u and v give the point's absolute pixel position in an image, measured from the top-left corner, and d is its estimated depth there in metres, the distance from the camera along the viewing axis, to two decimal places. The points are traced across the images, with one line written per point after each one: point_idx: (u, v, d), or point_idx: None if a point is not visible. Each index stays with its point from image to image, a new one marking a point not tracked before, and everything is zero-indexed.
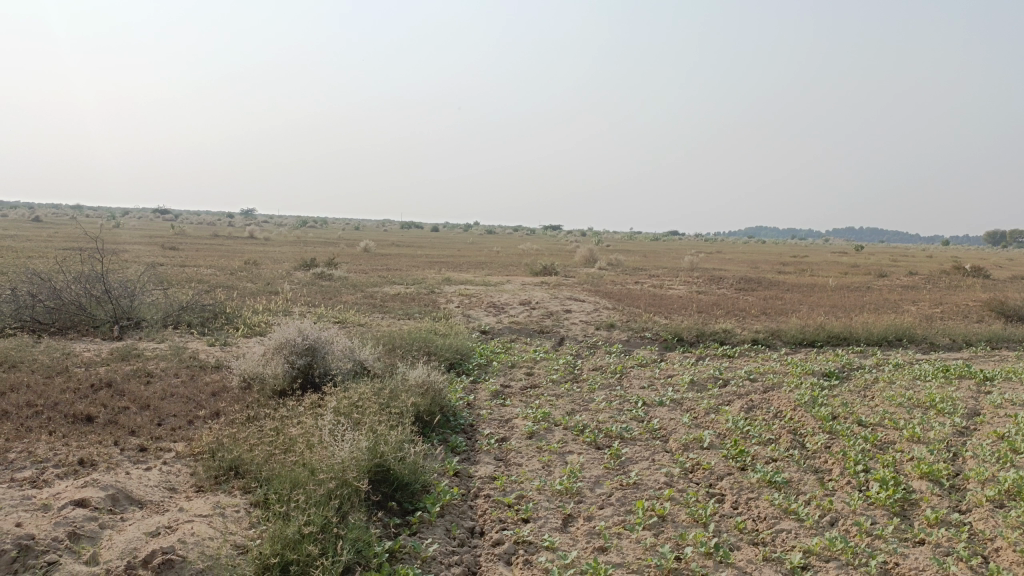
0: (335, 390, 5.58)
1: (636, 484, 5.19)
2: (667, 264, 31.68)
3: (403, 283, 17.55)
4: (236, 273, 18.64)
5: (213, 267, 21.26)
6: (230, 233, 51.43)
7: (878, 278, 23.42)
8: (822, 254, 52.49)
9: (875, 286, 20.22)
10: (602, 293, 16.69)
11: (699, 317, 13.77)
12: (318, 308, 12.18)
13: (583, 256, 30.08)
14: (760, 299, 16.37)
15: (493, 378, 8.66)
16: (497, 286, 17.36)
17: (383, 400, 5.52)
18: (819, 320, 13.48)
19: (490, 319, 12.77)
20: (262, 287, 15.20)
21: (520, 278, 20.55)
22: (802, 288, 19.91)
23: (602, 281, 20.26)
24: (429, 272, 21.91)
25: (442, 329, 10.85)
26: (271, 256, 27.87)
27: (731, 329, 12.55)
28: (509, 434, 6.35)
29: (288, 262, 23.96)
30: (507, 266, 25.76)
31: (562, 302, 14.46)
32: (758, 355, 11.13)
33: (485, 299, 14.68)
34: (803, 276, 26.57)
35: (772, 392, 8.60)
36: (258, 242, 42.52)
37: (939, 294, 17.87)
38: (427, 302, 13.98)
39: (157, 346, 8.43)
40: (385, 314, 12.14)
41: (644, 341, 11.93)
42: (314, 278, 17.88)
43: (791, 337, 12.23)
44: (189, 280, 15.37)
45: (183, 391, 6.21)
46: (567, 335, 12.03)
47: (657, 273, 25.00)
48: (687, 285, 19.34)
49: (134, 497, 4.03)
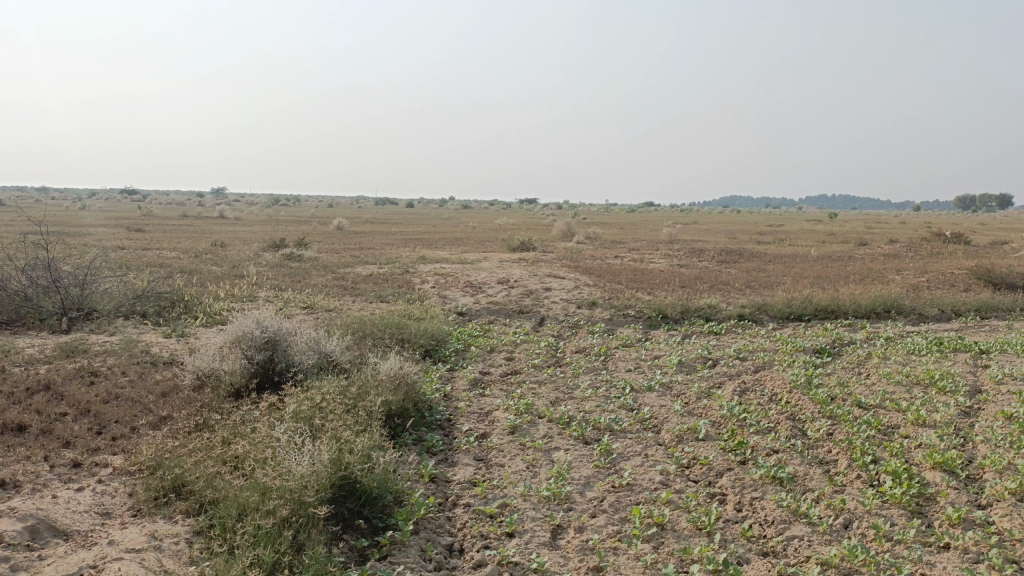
0: (295, 389, 5.03)
1: (631, 486, 4.74)
2: (646, 236, 31.31)
3: (376, 263, 16.95)
4: (202, 256, 17.90)
5: (178, 249, 20.47)
6: (200, 213, 50.22)
7: (858, 247, 23.14)
8: (798, 223, 52.53)
9: (857, 255, 19.96)
10: (581, 269, 16.21)
11: (682, 292, 13.35)
12: (286, 293, 11.57)
13: (560, 231, 29.57)
14: (744, 272, 15.97)
15: (472, 365, 8.16)
16: (474, 264, 16.83)
17: (349, 400, 4.99)
18: (806, 292, 13.11)
19: (467, 299, 12.25)
20: (228, 271, 14.53)
21: (498, 254, 20.02)
22: (784, 258, 19.60)
23: (582, 256, 19.80)
24: (404, 251, 21.30)
25: (417, 312, 10.31)
26: (240, 237, 27.04)
27: (716, 304, 12.14)
28: (490, 429, 5.87)
29: (257, 243, 23.19)
30: (484, 243, 25.21)
31: (541, 280, 13.96)
32: (746, 331, 10.72)
33: (461, 278, 14.15)
34: (784, 246, 26.36)
35: (765, 372, 8.19)
36: (229, 222, 41.47)
37: (923, 262, 17.60)
38: (401, 283, 13.41)
39: (107, 340, 7.81)
40: (356, 298, 11.56)
41: (628, 319, 11.49)
42: (283, 259, 17.20)
43: (778, 312, 11.84)
44: (150, 265, 14.65)
45: (129, 394, 5.63)
46: (547, 315, 11.55)
47: (636, 246, 24.59)
48: (668, 258, 18.95)
49: (58, 528, 3.46)
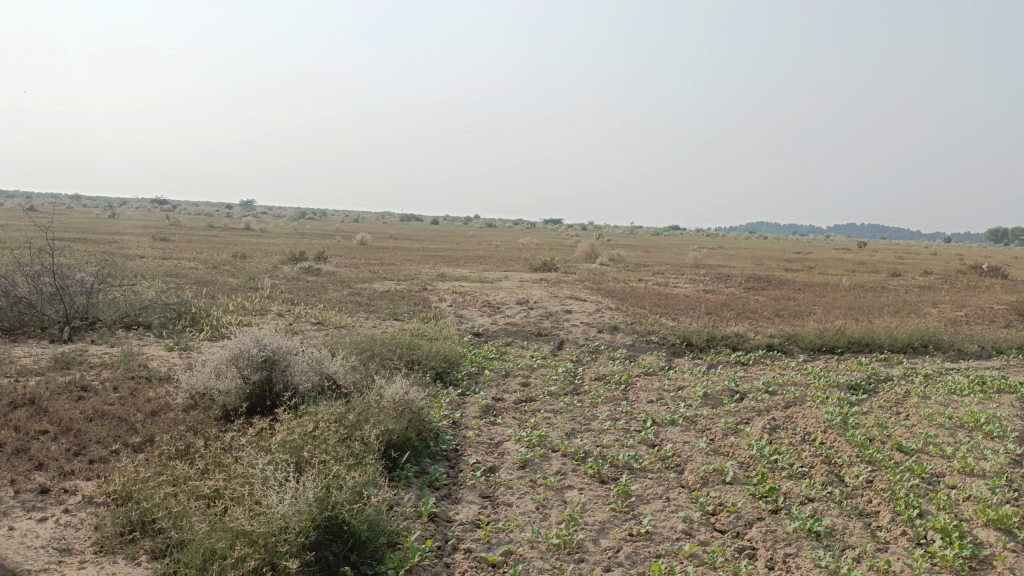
0: (289, 414, 4.65)
1: (650, 535, 4.30)
2: (670, 260, 30.83)
3: (394, 279, 16.65)
4: (220, 266, 17.73)
5: (197, 259, 20.34)
6: (226, 224, 50.52)
7: (890, 277, 22.47)
8: (825, 251, 51.80)
9: (889, 286, 19.33)
10: (604, 292, 15.77)
11: (708, 318, 12.87)
12: (299, 307, 11.27)
13: (583, 252, 29.19)
14: (772, 299, 15.44)
15: (484, 390, 7.75)
16: (494, 283, 16.47)
17: (346, 428, 4.62)
18: (838, 323, 12.57)
19: (485, 320, 11.86)
20: (242, 283, 14.29)
21: (519, 274, 19.66)
22: (814, 287, 19.02)
23: (605, 278, 19.37)
24: (424, 267, 21.01)
25: (431, 331, 9.93)
26: (262, 249, 27.05)
27: (743, 333, 11.64)
28: (499, 463, 5.46)
29: (277, 255, 23.05)
30: (506, 261, 24.90)
31: (562, 302, 13.55)
32: (774, 363, 10.22)
33: (480, 297, 13.78)
34: (813, 274, 25.74)
35: (795, 408, 7.69)
36: (253, 234, 41.56)
37: (959, 295, 16.95)
38: (418, 301, 13.07)
39: (107, 352, 7.51)
40: (370, 315, 11.22)
41: (650, 346, 11.04)
42: (301, 273, 16.94)
43: (808, 343, 11.32)
44: (166, 275, 14.44)
45: (116, 412, 5.29)
46: (567, 339, 11.12)
47: (661, 269, 24.10)
48: (694, 284, 18.46)
49: (6, 567, 3.09)
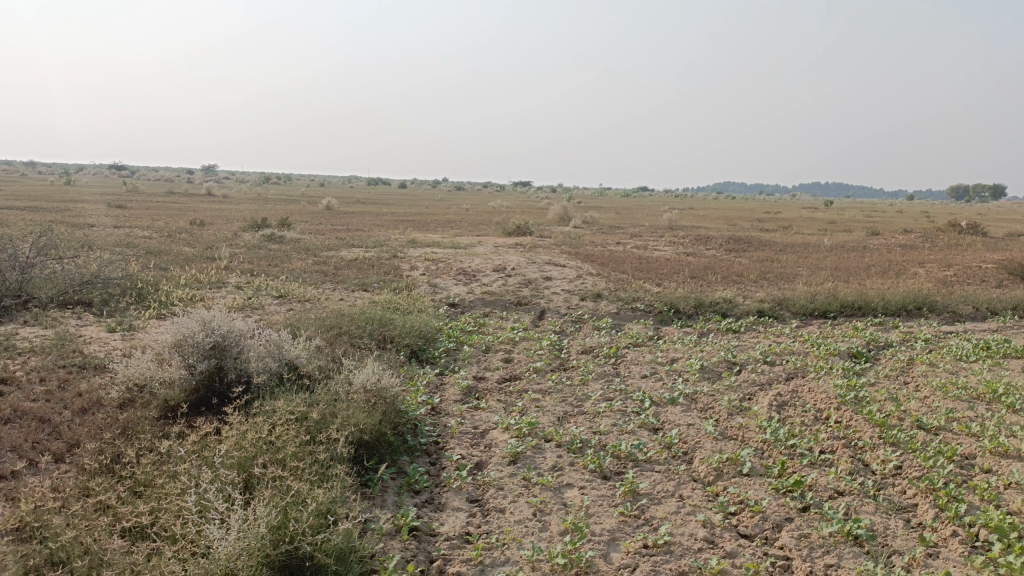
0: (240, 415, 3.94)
1: (669, 546, 3.69)
2: (645, 222, 30.33)
3: (362, 246, 15.83)
4: (175, 235, 16.74)
5: (152, 227, 19.24)
6: (187, 189, 48.91)
7: (868, 236, 22.12)
8: (796, 211, 51.75)
9: (870, 245, 18.94)
10: (582, 256, 15.12)
11: (693, 283, 12.29)
12: (259, 279, 10.45)
13: (556, 214, 28.55)
14: (755, 262, 14.92)
15: (464, 368, 7.07)
16: (467, 248, 15.73)
17: (308, 431, 3.93)
18: (828, 286, 12.07)
19: (460, 289, 11.15)
20: (199, 252, 13.40)
21: (492, 239, 18.93)
22: (795, 247, 18.58)
23: (582, 241, 18.73)
24: (393, 233, 20.21)
25: (403, 303, 9.20)
26: (223, 216, 25.91)
27: (733, 298, 11.09)
28: (487, 457, 4.81)
29: (238, 222, 22.04)
30: (477, 226, 24.11)
31: (540, 268, 12.87)
32: (767, 331, 9.68)
33: (453, 264, 13.05)
34: (790, 234, 25.35)
35: (800, 381, 7.14)
36: (215, 200, 40.19)
37: (942, 254, 16.59)
38: (388, 269, 12.30)
39: (38, 334, 6.68)
40: (336, 286, 10.44)
41: (636, 314, 10.43)
42: (263, 241, 16.02)
43: (799, 308, 10.80)
44: (115, 246, 13.47)
45: (38, 412, 4.52)
46: (548, 308, 10.46)
47: (636, 231, 23.52)
48: (674, 246, 17.89)
49: None
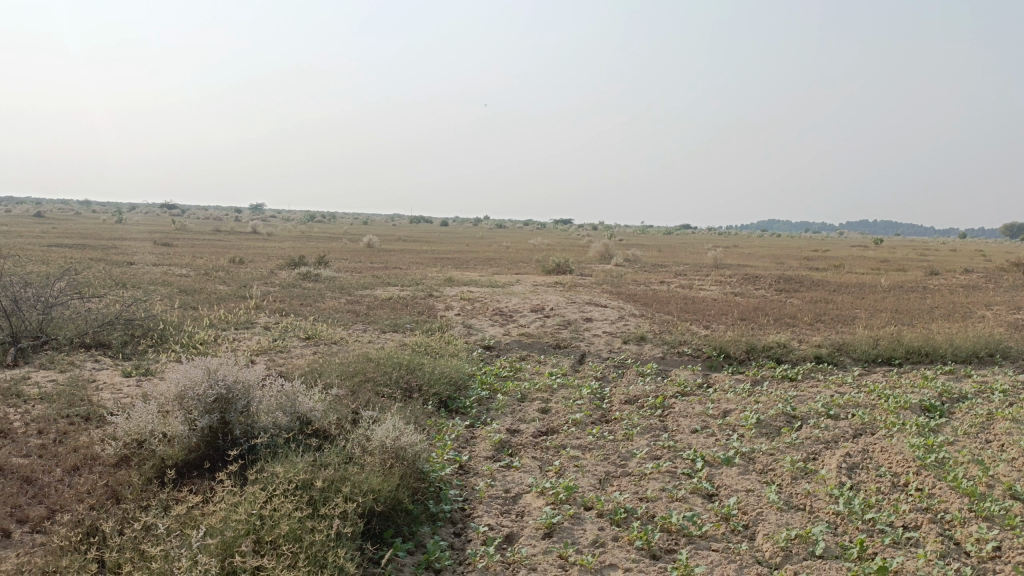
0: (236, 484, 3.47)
1: None
2: (689, 260, 29.64)
3: (398, 285, 15.48)
4: (210, 272, 16.60)
5: (190, 265, 19.17)
6: (232, 227, 49.61)
7: (927, 276, 21.09)
8: (845, 249, 50.45)
9: (930, 286, 17.98)
10: (624, 296, 14.54)
11: (743, 326, 11.62)
12: (288, 319, 10.09)
13: (597, 252, 28.02)
14: (808, 303, 14.17)
15: (498, 420, 6.54)
16: (505, 287, 15.26)
17: (310, 505, 3.43)
18: (889, 330, 11.29)
19: (496, 330, 10.65)
20: (232, 291, 13.16)
21: (531, 278, 18.47)
22: (849, 288, 17.74)
23: (625, 281, 18.16)
24: (430, 271, 19.88)
25: (436, 346, 8.73)
26: (263, 254, 25.94)
27: (787, 343, 10.39)
28: (519, 528, 4.26)
29: (276, 260, 21.96)
30: (517, 264, 23.72)
31: (580, 308, 12.32)
32: (827, 381, 8.97)
33: (490, 304, 12.58)
34: (841, 273, 24.41)
35: (869, 440, 6.45)
36: (258, 238, 40.56)
37: (1009, 296, 15.60)
38: (422, 309, 11.87)
39: (48, 378, 6.34)
40: (368, 327, 10.02)
41: (683, 359, 9.80)
42: (298, 279, 15.77)
43: (859, 355, 10.06)
44: (148, 284, 13.30)
45: (25, 469, 4.10)
46: (589, 352, 9.89)
47: (680, 270, 22.83)
48: (721, 286, 17.20)
49: None
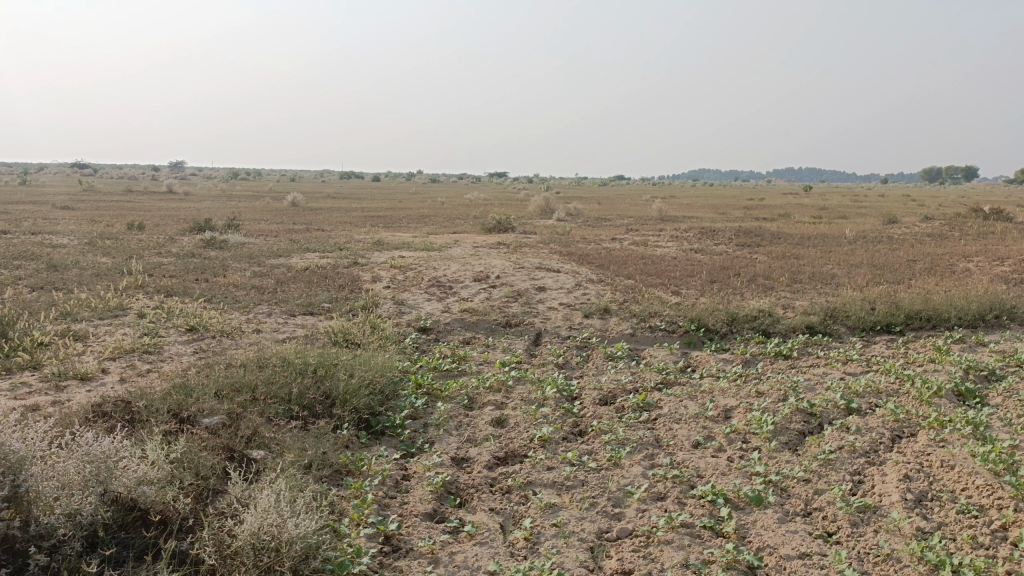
0: None
1: None
2: (631, 213, 28.30)
3: (318, 251, 13.51)
4: (96, 241, 14.29)
5: (76, 232, 16.70)
6: (146, 188, 45.97)
7: (885, 225, 20.01)
8: (782, 196, 50.21)
9: (893, 236, 16.87)
10: (576, 257, 12.91)
11: (716, 290, 10.14)
12: (172, 302, 8.13)
13: (538, 206, 26.35)
14: (778, 260, 12.83)
15: (437, 444, 4.85)
16: (441, 250, 13.45)
17: None
18: (879, 291, 9.96)
19: (432, 306, 8.91)
20: (114, 264, 11.02)
21: (470, 238, 16.72)
22: (811, 239, 16.57)
23: (572, 238, 16.57)
24: (357, 233, 17.90)
25: (356, 334, 6.93)
26: (170, 216, 23.45)
27: (771, 311, 8.94)
28: None
29: (181, 224, 19.57)
30: (453, 221, 21.85)
31: (529, 274, 10.65)
32: (829, 358, 7.55)
33: (425, 273, 10.79)
34: (792, 223, 23.34)
35: (921, 452, 5.00)
36: (167, 198, 37.43)
37: (983, 245, 14.57)
38: (344, 282, 10.01)
39: None
40: (273, 309, 8.13)
41: (656, 335, 8.27)
42: (201, 247, 13.63)
43: (855, 323, 8.68)
44: (7, 260, 10.99)
45: None
46: (545, 330, 8.25)
47: (628, 224, 21.35)
48: (678, 241, 15.77)
49: None
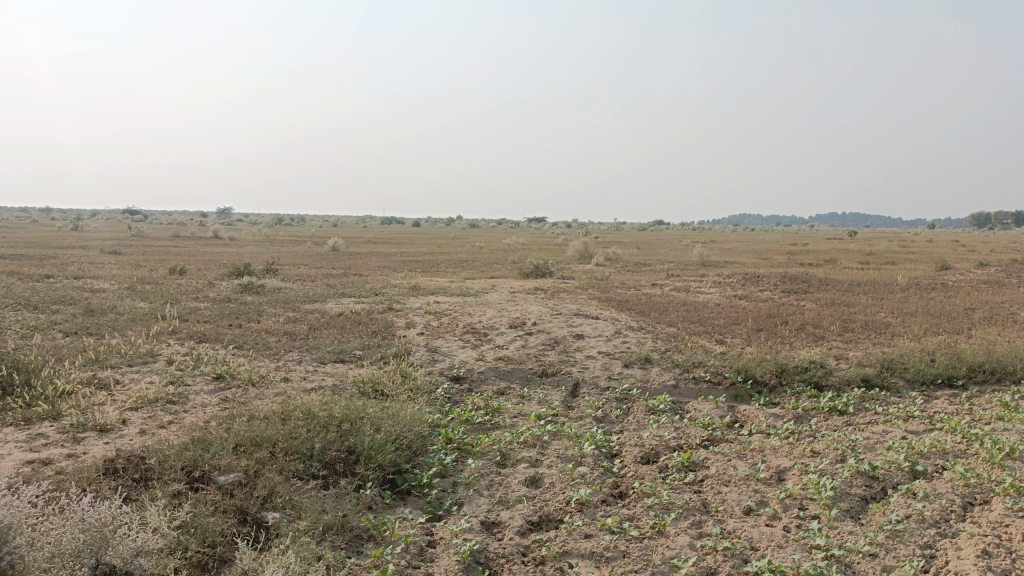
0: None
1: None
2: (671, 258, 27.88)
3: (354, 296, 13.40)
4: (136, 285, 14.38)
5: (118, 276, 16.88)
6: (192, 233, 46.95)
7: (938, 271, 19.29)
8: (826, 241, 49.24)
9: (947, 282, 16.20)
10: (615, 304, 12.58)
11: (763, 339, 9.69)
12: (203, 348, 7.99)
13: (576, 251, 26.12)
14: (827, 307, 12.32)
15: (466, 506, 4.52)
16: (477, 296, 13.24)
17: None
18: (938, 342, 9.42)
19: (467, 354, 8.64)
20: (150, 309, 11.00)
21: (507, 283, 16.49)
22: (860, 286, 16.00)
23: (611, 284, 16.24)
24: (394, 277, 17.81)
25: (386, 384, 6.67)
26: (212, 260, 23.71)
27: (823, 362, 8.47)
28: None
29: (221, 268, 19.73)
30: (491, 266, 21.69)
31: (567, 321, 10.34)
32: (887, 414, 7.07)
33: (460, 319, 10.55)
34: (838, 269, 22.68)
35: (1001, 523, 4.52)
36: (211, 243, 38.04)
37: None
38: (378, 328, 9.81)
39: None
40: (303, 356, 7.94)
41: (701, 386, 7.86)
42: (238, 291, 13.61)
43: (914, 376, 8.17)
44: (46, 305, 11.04)
45: None
46: (583, 380, 7.90)
47: (669, 269, 20.92)
48: (720, 287, 15.35)
49: None
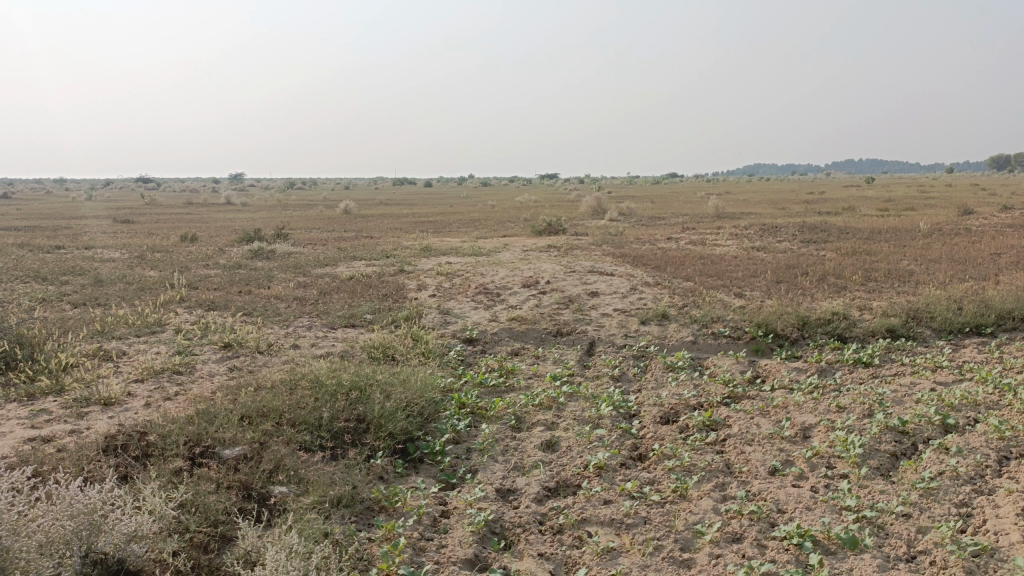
0: None
1: None
2: (686, 210, 27.47)
3: (365, 258, 13.23)
4: (147, 254, 14.29)
5: (129, 246, 16.80)
6: (203, 200, 46.84)
7: (961, 216, 18.83)
8: (843, 189, 48.41)
9: (971, 227, 15.79)
10: (630, 259, 12.33)
11: (784, 291, 9.44)
12: (211, 316, 7.87)
13: (590, 206, 25.76)
14: (848, 256, 12.01)
15: (480, 474, 4.38)
16: (490, 255, 13.03)
17: None
18: (965, 289, 9.12)
19: (479, 314, 8.47)
20: (159, 278, 10.90)
21: (520, 241, 16.25)
22: (882, 233, 15.62)
23: (626, 239, 15.96)
24: (405, 239, 17.62)
25: (397, 349, 6.52)
26: (223, 227, 23.59)
27: (846, 314, 8.22)
28: None
29: (233, 235, 19.61)
30: (504, 224, 21.44)
31: (581, 278, 10.12)
32: (915, 365, 6.84)
33: (472, 279, 10.36)
34: (858, 216, 22.22)
35: None
36: (222, 209, 37.94)
37: None
38: (389, 291, 9.64)
39: None
40: (313, 322, 7.80)
41: (720, 342, 7.66)
42: (248, 257, 13.48)
43: (941, 325, 7.91)
44: (55, 276, 10.96)
45: None
46: (599, 338, 7.72)
47: (684, 223, 20.58)
48: (738, 239, 15.03)
49: None
